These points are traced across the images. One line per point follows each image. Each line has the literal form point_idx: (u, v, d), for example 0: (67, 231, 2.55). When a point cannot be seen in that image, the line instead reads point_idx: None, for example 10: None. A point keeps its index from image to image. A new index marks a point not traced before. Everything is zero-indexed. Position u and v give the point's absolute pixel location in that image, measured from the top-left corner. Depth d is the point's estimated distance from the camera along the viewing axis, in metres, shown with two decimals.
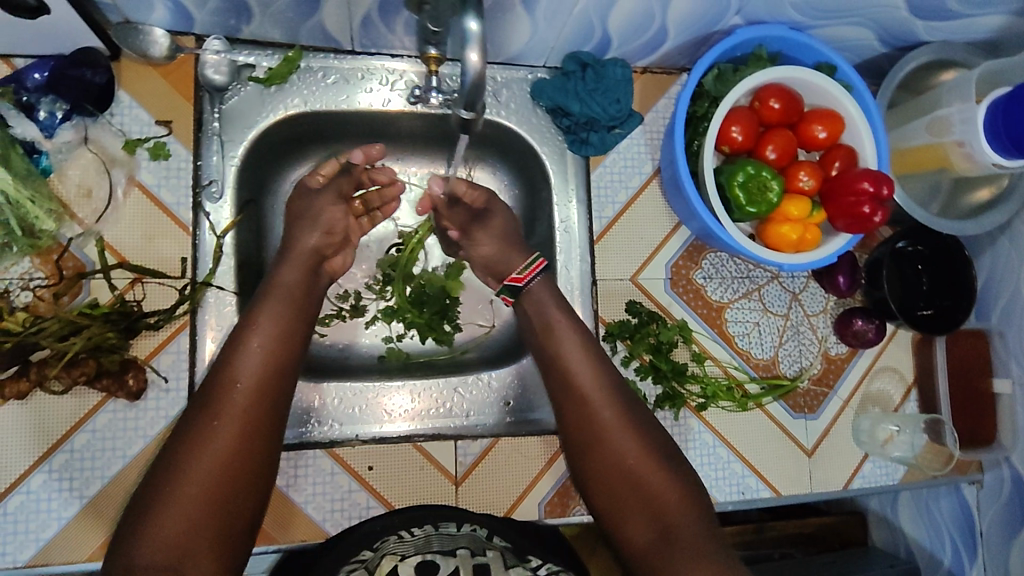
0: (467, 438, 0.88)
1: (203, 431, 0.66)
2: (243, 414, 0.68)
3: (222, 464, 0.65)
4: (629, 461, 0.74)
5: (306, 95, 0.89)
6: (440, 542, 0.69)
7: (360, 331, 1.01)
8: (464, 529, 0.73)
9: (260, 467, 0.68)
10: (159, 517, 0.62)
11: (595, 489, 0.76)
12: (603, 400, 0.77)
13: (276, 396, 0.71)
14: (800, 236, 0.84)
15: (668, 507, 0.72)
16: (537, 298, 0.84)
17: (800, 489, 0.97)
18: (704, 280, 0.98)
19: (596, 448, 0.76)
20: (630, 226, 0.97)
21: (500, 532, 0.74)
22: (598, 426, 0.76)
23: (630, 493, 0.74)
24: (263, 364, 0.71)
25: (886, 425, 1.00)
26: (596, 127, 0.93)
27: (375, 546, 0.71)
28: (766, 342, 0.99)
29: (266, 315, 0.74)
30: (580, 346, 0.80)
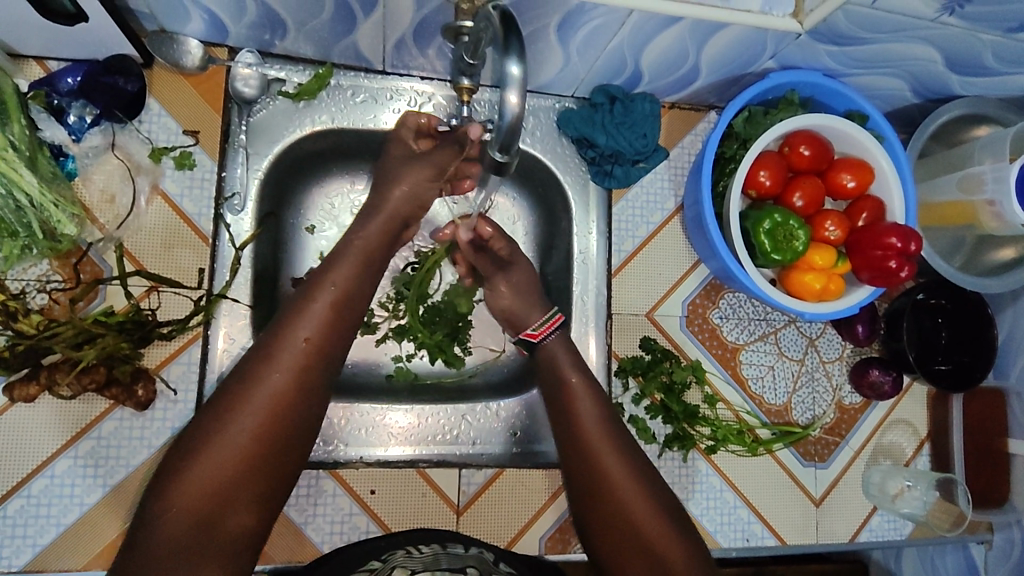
0: (472, 466, 0.87)
1: (253, 389, 0.65)
2: (297, 364, 0.68)
3: (262, 427, 0.64)
4: (631, 508, 0.74)
5: (334, 112, 0.89)
6: (450, 560, 0.69)
7: (371, 349, 1.00)
8: (471, 552, 0.73)
9: (296, 438, 0.67)
10: (203, 459, 0.62)
11: (597, 533, 0.75)
12: (612, 442, 0.77)
13: (325, 365, 0.70)
14: (823, 286, 0.83)
15: (665, 557, 0.72)
16: (551, 353, 0.85)
17: (806, 539, 0.95)
18: (720, 320, 0.97)
19: (603, 489, 0.75)
20: (649, 261, 0.96)
21: (506, 559, 0.74)
22: (606, 467, 0.76)
23: (630, 545, 0.73)
24: (318, 332, 0.70)
25: (898, 479, 0.97)
26: (621, 161, 0.93)
27: (384, 557, 0.72)
28: (779, 386, 0.98)
29: (333, 280, 0.74)
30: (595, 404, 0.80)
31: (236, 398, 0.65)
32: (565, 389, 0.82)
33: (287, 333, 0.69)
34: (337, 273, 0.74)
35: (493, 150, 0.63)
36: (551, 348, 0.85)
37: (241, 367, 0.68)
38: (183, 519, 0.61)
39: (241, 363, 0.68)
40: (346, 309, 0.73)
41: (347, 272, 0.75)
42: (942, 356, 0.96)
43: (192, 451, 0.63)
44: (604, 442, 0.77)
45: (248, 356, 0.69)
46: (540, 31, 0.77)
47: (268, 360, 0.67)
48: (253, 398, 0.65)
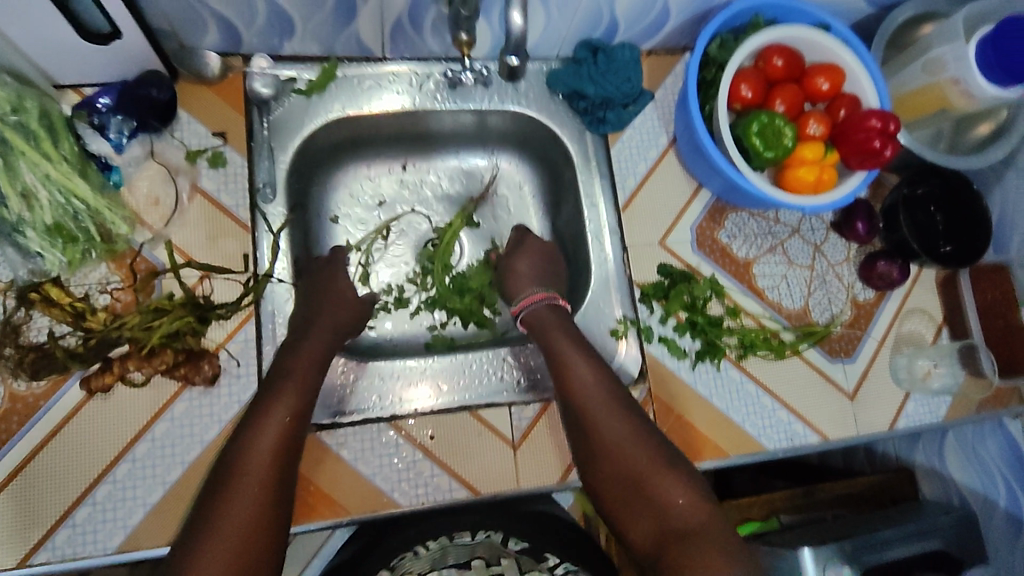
0: (519, 404, 0.91)
1: (227, 501, 0.68)
2: (262, 452, 0.72)
3: (244, 535, 0.67)
4: (631, 460, 0.79)
5: (344, 101, 0.98)
6: (455, 555, 0.84)
7: (406, 322, 1.06)
8: (479, 536, 0.88)
9: (272, 540, 0.69)
10: (196, 558, 0.65)
11: (607, 488, 0.80)
12: (611, 401, 0.83)
13: (289, 472, 0.73)
14: (818, 178, 0.88)
15: (676, 510, 0.76)
16: (540, 318, 0.92)
17: (847, 432, 0.99)
18: (728, 239, 1.03)
19: (602, 452, 0.81)
20: (652, 195, 1.03)
21: (514, 533, 0.88)
22: (603, 429, 0.81)
23: (635, 498, 0.78)
24: (278, 440, 0.73)
25: (922, 362, 1.03)
26: (612, 106, 1.01)
27: (393, 563, 0.84)
28: (795, 292, 1.03)
29: (284, 377, 0.79)
30: (589, 361, 0.85)
31: (214, 508, 0.68)
32: (564, 362, 0.86)
33: (248, 450, 0.72)
34: (297, 365, 0.80)
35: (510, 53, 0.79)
36: (539, 312, 0.92)
37: (218, 471, 0.71)
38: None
39: (220, 462, 0.72)
40: (302, 416, 0.77)
41: (304, 363, 0.81)
42: (945, 239, 1.03)
43: (175, 571, 0.64)
44: (606, 404, 0.83)
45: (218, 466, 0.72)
46: None
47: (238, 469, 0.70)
48: (229, 510, 0.67)
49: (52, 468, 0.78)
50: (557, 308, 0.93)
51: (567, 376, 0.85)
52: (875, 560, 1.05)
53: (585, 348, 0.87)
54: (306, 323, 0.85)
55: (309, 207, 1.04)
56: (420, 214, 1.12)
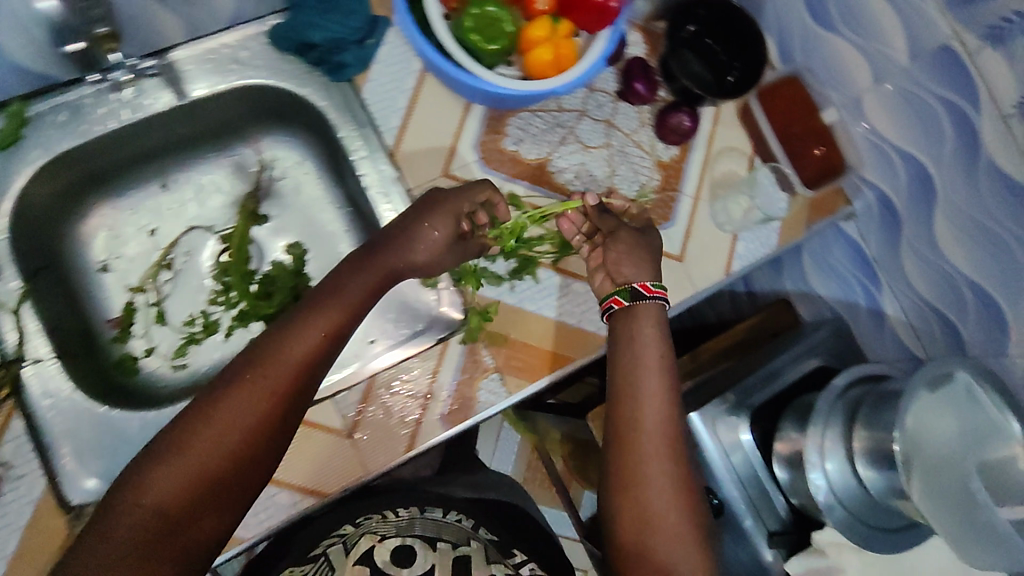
0: (345, 391, 0.87)
1: (224, 407, 0.69)
2: (263, 388, 0.71)
3: (225, 452, 0.68)
4: (661, 510, 0.80)
5: (46, 141, 0.87)
6: (423, 527, 0.99)
7: (221, 346, 0.99)
8: (450, 516, 1.02)
9: (269, 456, 0.71)
10: (176, 463, 0.66)
11: (622, 528, 0.81)
12: (668, 443, 0.83)
13: (305, 396, 0.74)
14: (556, 55, 0.81)
15: (683, 563, 0.79)
16: (644, 316, 0.87)
17: (685, 294, 0.98)
18: (515, 146, 0.97)
19: (631, 494, 0.81)
20: (421, 126, 0.94)
21: (485, 524, 1.03)
22: (642, 470, 0.81)
23: (656, 543, 0.79)
24: (303, 356, 0.74)
25: (740, 201, 1.00)
26: (345, 48, 0.91)
27: (359, 521, 0.99)
28: (597, 175, 0.99)
29: (323, 312, 0.76)
30: (659, 393, 0.84)
31: (208, 406, 0.69)
32: (632, 390, 0.84)
33: (283, 349, 0.73)
34: (334, 304, 0.78)
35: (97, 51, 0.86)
36: (638, 313, 0.87)
37: (223, 378, 0.72)
38: (145, 519, 0.65)
39: (228, 368, 0.73)
40: (344, 332, 0.77)
41: (340, 311, 0.78)
42: (735, 61, 0.99)
43: (159, 453, 0.67)
44: (660, 447, 0.82)
45: (229, 368, 0.73)
46: None
47: (249, 377, 0.71)
48: (222, 417, 0.69)
49: None
50: (660, 313, 0.88)
51: (637, 411, 0.83)
52: (761, 399, 1.09)
53: (666, 373, 0.86)
54: (361, 261, 0.81)
55: (68, 264, 0.94)
56: (201, 230, 1.02)
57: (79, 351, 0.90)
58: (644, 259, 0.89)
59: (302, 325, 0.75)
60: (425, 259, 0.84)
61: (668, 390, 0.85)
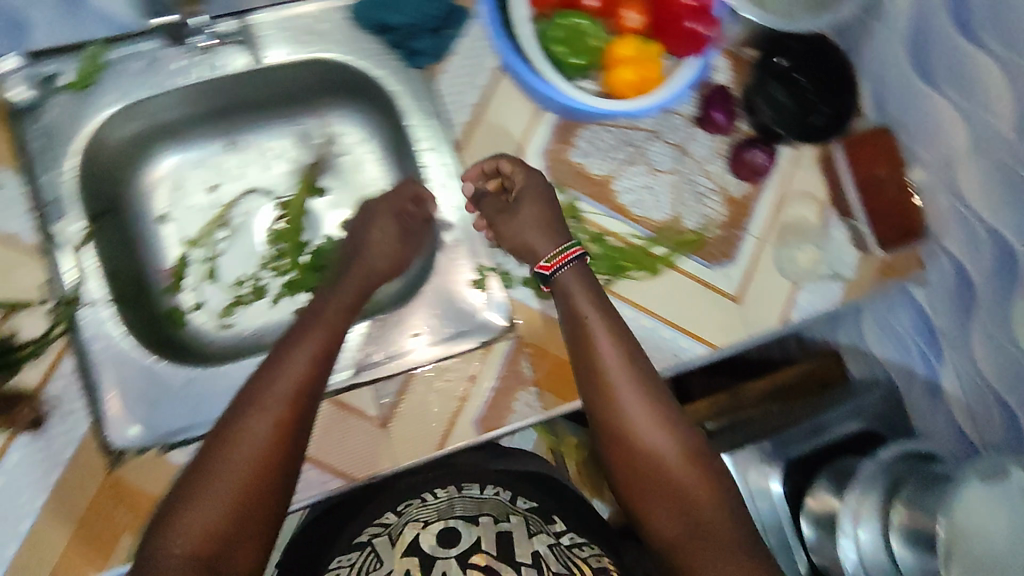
0: (382, 379, 0.89)
1: (240, 437, 0.71)
2: (278, 415, 0.73)
3: (246, 484, 0.69)
4: (658, 458, 0.78)
5: (123, 87, 0.87)
6: (461, 507, 0.96)
7: (267, 311, 1.01)
8: (486, 492, 1.00)
9: (283, 468, 0.72)
10: (214, 497, 0.68)
11: (625, 475, 0.80)
12: (644, 383, 0.80)
13: (309, 412, 0.76)
14: (642, 77, 0.77)
15: (694, 503, 0.76)
16: (565, 285, 0.85)
17: (739, 337, 0.95)
18: (582, 159, 0.95)
19: (632, 436, 0.79)
20: (490, 127, 0.94)
21: (522, 493, 1.01)
22: (623, 396, 0.79)
23: (654, 482, 0.78)
24: (304, 372, 0.77)
25: (806, 249, 0.97)
26: (421, 34, 0.90)
27: (400, 508, 0.97)
28: (663, 202, 0.95)
29: (295, 360, 0.77)
30: (612, 335, 0.82)
31: (219, 446, 0.71)
32: (592, 350, 0.81)
33: (269, 390, 0.74)
34: (319, 324, 0.83)
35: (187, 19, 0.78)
36: (564, 278, 0.85)
37: (220, 424, 0.74)
38: (185, 557, 0.65)
39: (228, 415, 0.74)
40: (313, 390, 0.76)
41: (318, 338, 0.81)
42: (823, 102, 0.93)
43: (189, 490, 0.69)
44: (645, 399, 0.80)
45: (223, 420, 0.74)
46: None
47: (270, 403, 0.73)
48: (217, 464, 0.69)
49: None
50: (579, 271, 0.86)
51: (595, 356, 0.81)
52: (798, 451, 1.05)
53: (604, 310, 0.83)
54: (307, 312, 0.86)
55: (130, 210, 0.97)
56: (259, 194, 1.03)
57: (133, 296, 0.92)
58: (554, 234, 0.88)
59: (292, 349, 0.79)
60: (360, 288, 0.89)
61: (619, 328, 0.83)
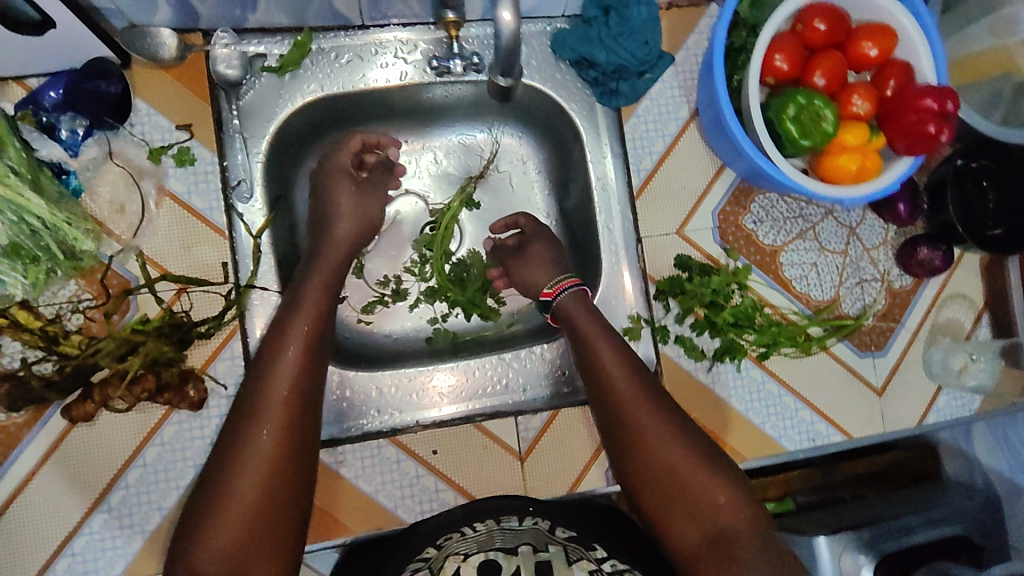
0: (526, 413, 0.87)
1: (248, 450, 0.67)
2: (281, 419, 0.69)
3: (261, 493, 0.66)
4: (679, 468, 0.73)
5: (322, 79, 0.86)
6: (503, 538, 0.71)
7: (405, 314, 1.00)
8: (527, 523, 0.74)
9: (297, 490, 0.68)
10: (223, 513, 0.65)
11: (643, 489, 0.75)
12: (648, 403, 0.76)
13: (308, 416, 0.71)
14: (859, 167, 0.76)
15: (720, 510, 0.72)
16: (568, 311, 0.84)
17: (874, 430, 0.95)
18: (754, 225, 0.93)
19: (643, 450, 0.75)
20: (670, 178, 0.92)
21: (563, 522, 0.75)
22: (630, 411, 0.76)
23: (675, 492, 0.73)
24: (296, 383, 0.71)
25: (961, 354, 0.95)
26: (625, 75, 0.88)
27: (439, 542, 0.73)
28: (825, 281, 0.95)
29: (294, 331, 0.73)
30: (615, 351, 0.79)
31: (230, 461, 0.67)
32: (598, 364, 0.79)
33: (269, 389, 0.69)
34: (308, 296, 0.77)
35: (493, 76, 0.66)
36: (565, 306, 0.85)
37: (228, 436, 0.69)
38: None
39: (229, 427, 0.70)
40: (316, 357, 0.74)
41: (311, 313, 0.75)
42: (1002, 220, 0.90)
43: (207, 502, 0.66)
44: (654, 424, 0.75)
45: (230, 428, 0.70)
46: None
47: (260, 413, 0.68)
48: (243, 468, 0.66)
49: (43, 497, 0.75)
50: (583, 297, 0.86)
51: (602, 375, 0.78)
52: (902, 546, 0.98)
53: (608, 335, 0.81)
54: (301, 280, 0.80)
55: (297, 198, 0.93)
56: (413, 196, 1.01)
57: None
58: (551, 265, 0.90)
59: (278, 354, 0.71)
60: (354, 229, 0.86)
61: (620, 345, 0.81)
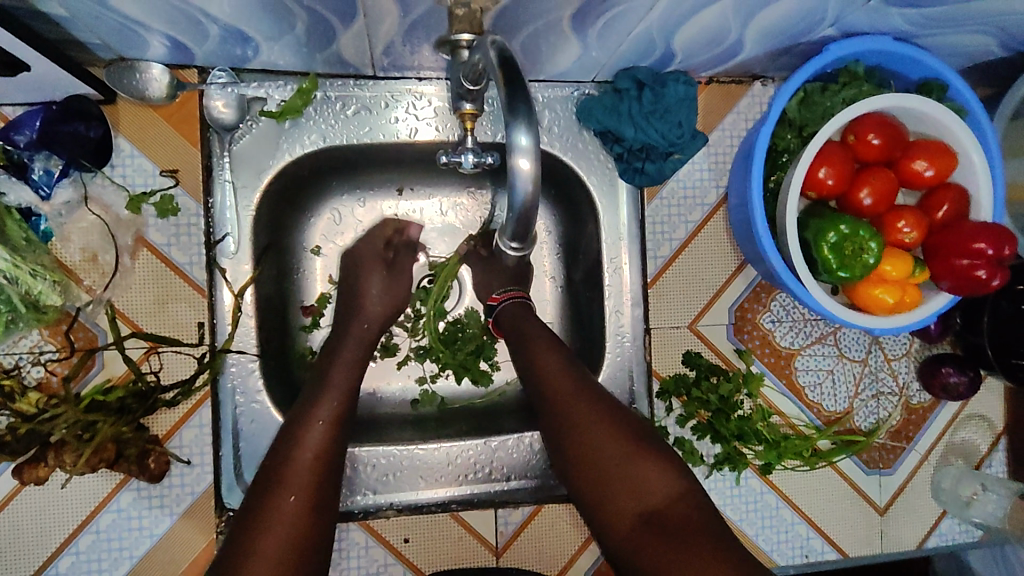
0: (508, 505, 0.82)
1: (274, 509, 0.61)
2: (310, 467, 0.64)
3: (291, 549, 0.59)
4: (609, 444, 0.64)
5: (324, 129, 0.79)
6: None
7: (391, 373, 0.92)
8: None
9: (319, 557, 0.61)
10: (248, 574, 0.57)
11: (576, 468, 0.65)
12: (577, 381, 0.69)
13: (336, 474, 0.66)
14: (899, 299, 0.71)
15: (656, 484, 0.61)
16: (511, 317, 0.80)
17: (870, 550, 0.90)
18: (772, 325, 0.87)
19: (570, 437, 0.66)
20: (689, 267, 0.86)
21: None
22: (561, 404, 0.68)
23: (606, 471, 0.63)
24: (323, 443, 0.66)
25: (972, 482, 0.89)
26: (653, 155, 0.82)
27: None
28: (840, 392, 0.89)
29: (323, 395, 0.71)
30: (551, 344, 0.73)
31: (256, 522, 0.60)
32: (532, 352, 0.73)
33: (300, 445, 0.65)
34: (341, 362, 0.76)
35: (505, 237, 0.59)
36: (506, 313, 0.81)
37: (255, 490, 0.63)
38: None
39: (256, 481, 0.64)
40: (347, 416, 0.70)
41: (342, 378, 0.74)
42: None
43: (223, 574, 0.57)
44: (584, 399, 0.67)
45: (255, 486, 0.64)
46: (549, 26, 0.65)
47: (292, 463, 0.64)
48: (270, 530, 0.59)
49: None
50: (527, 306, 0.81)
51: (533, 360, 0.72)
52: None
53: (550, 336, 0.75)
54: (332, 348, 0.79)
55: (291, 245, 0.88)
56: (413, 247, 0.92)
57: (273, 336, 0.84)
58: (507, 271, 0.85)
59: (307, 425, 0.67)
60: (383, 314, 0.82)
61: (558, 341, 0.74)
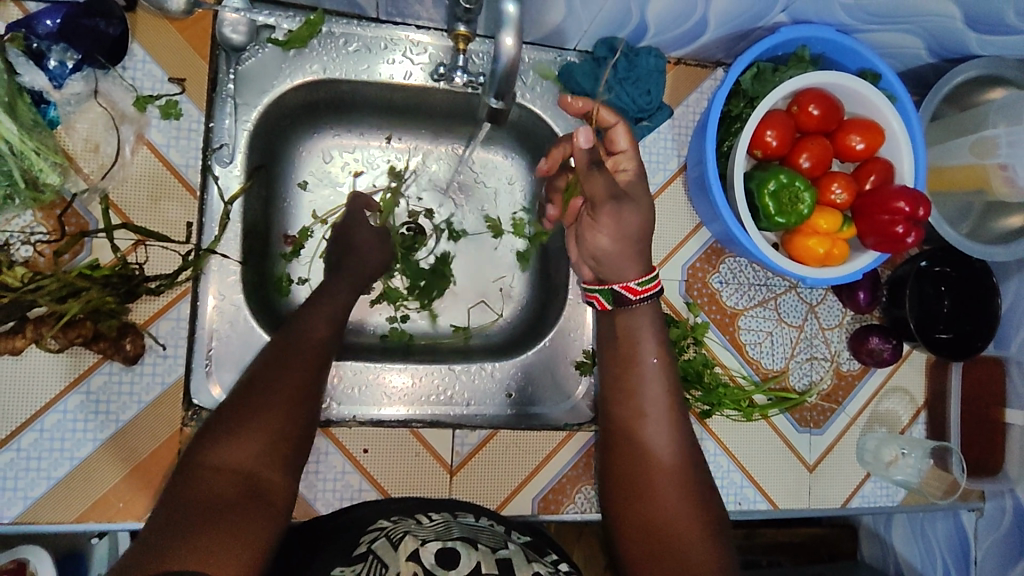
0: (465, 427, 0.87)
1: (284, 369, 0.63)
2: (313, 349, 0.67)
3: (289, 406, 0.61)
4: (671, 514, 0.64)
5: (326, 62, 0.86)
6: (462, 529, 0.66)
7: (365, 310, 0.96)
8: (482, 522, 0.71)
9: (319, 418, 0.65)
10: (248, 426, 0.58)
11: (631, 533, 0.65)
12: (675, 449, 0.67)
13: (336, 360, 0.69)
14: (827, 251, 0.81)
15: None
16: (636, 321, 0.72)
17: (798, 504, 0.96)
18: (719, 285, 0.95)
19: (651, 491, 0.64)
20: (650, 223, 0.94)
21: (518, 528, 0.72)
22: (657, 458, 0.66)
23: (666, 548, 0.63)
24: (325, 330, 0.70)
25: (893, 447, 0.98)
26: (623, 119, 0.90)
27: (393, 521, 0.68)
28: (778, 352, 0.97)
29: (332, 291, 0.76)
30: (661, 385, 0.69)
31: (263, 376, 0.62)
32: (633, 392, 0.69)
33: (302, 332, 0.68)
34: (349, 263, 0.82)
35: (488, 98, 0.62)
36: (639, 313, 0.72)
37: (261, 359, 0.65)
38: (222, 480, 0.55)
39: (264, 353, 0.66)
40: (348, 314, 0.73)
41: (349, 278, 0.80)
42: (944, 324, 0.95)
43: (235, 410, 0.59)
44: (669, 464, 0.66)
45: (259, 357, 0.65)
46: None
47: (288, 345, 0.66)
48: (284, 381, 0.62)
49: None
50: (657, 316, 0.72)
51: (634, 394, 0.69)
52: None
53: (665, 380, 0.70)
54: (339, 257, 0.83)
55: (279, 171, 0.93)
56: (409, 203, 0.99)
57: (254, 253, 0.89)
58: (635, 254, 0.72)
59: (313, 311, 0.72)
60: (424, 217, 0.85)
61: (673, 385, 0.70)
